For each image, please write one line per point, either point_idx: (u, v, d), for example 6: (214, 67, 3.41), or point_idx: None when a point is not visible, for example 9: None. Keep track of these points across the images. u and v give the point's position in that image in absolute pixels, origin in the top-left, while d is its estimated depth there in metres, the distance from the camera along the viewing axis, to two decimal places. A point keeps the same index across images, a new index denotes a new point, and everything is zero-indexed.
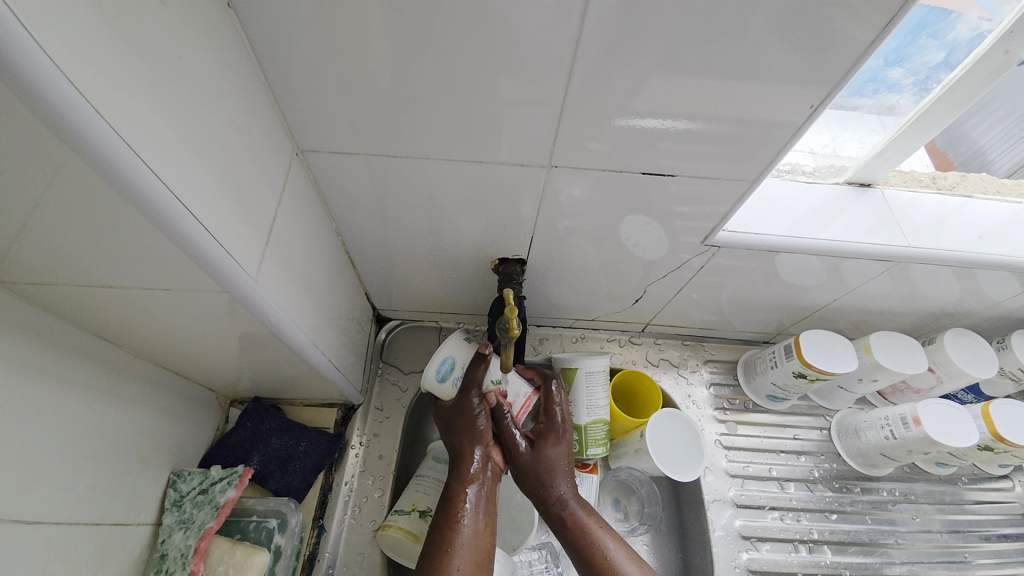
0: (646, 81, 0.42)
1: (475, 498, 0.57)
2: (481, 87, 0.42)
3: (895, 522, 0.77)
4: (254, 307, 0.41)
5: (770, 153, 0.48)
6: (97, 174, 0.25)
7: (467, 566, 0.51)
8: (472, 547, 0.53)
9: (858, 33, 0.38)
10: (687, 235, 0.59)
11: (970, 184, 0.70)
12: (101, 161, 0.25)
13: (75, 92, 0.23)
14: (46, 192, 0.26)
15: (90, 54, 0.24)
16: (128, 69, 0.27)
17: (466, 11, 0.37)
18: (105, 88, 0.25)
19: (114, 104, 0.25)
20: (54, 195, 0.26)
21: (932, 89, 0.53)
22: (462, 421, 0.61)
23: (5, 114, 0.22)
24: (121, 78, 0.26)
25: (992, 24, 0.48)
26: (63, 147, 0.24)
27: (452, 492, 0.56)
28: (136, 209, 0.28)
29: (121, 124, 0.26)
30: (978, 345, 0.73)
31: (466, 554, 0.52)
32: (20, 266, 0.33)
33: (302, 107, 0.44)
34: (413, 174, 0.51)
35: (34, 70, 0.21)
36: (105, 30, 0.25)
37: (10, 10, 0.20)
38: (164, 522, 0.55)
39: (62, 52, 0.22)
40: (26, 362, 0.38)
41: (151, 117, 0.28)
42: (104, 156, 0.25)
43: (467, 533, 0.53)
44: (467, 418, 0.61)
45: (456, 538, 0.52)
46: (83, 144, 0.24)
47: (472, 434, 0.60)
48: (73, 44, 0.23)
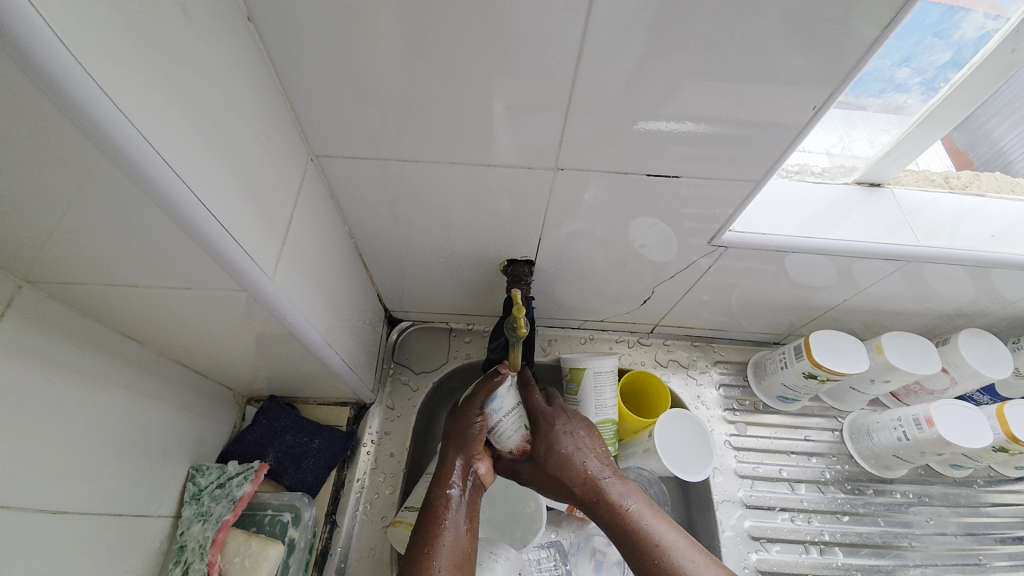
0: (650, 82, 0.42)
1: (457, 502, 0.56)
2: (488, 91, 0.43)
3: (910, 524, 0.76)
4: (271, 306, 0.42)
5: (775, 153, 0.49)
6: (126, 177, 0.27)
7: (446, 570, 0.51)
8: (455, 551, 0.53)
9: (860, 33, 0.38)
10: (694, 235, 0.60)
11: (983, 183, 0.69)
12: (130, 165, 0.27)
13: (107, 102, 0.25)
14: (81, 195, 0.28)
15: (119, 64, 0.26)
16: (156, 80, 0.28)
17: (473, 18, 0.38)
18: (134, 97, 0.27)
19: (141, 112, 0.27)
20: (88, 197, 0.28)
21: (939, 88, 0.54)
22: (456, 427, 0.61)
23: (44, 122, 0.23)
24: (148, 87, 0.28)
25: (998, 23, 0.47)
26: (96, 151, 0.25)
27: (435, 497, 0.57)
28: (163, 211, 0.29)
29: (148, 131, 0.27)
30: (993, 346, 0.72)
31: (446, 559, 0.52)
32: (54, 266, 0.34)
33: (316, 113, 0.46)
34: (423, 176, 0.52)
35: (69, 80, 0.23)
36: (134, 45, 0.27)
37: (51, 27, 0.22)
38: (184, 514, 0.57)
39: (93, 63, 0.24)
40: (56, 358, 0.40)
41: (175, 124, 0.30)
42: (133, 161, 0.27)
43: (447, 538, 0.53)
44: (461, 425, 0.60)
45: (437, 542, 0.53)
46: (113, 148, 0.25)
47: (460, 441, 0.60)
48: (104, 56, 0.25)
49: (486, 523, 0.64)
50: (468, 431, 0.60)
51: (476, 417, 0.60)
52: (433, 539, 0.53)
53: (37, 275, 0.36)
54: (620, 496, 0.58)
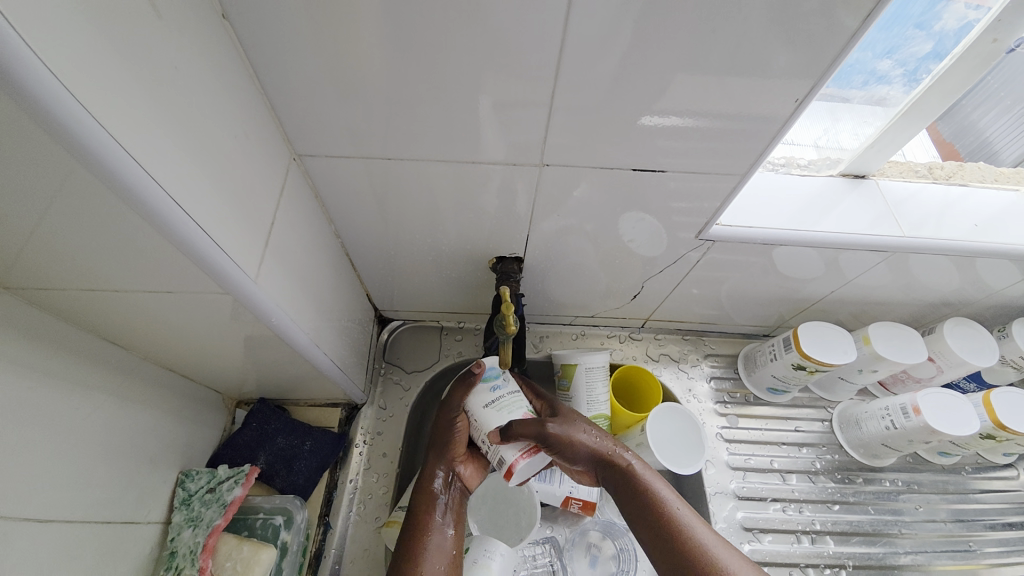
0: (634, 77, 0.42)
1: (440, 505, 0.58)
2: (471, 89, 0.43)
3: (899, 512, 0.77)
4: (256, 308, 0.42)
5: (760, 146, 0.49)
6: (101, 182, 0.26)
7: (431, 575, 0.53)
8: (440, 554, 0.55)
9: (841, 24, 0.38)
10: (682, 229, 0.60)
11: (967, 173, 0.70)
12: (104, 170, 0.26)
13: (78, 105, 0.24)
14: (55, 201, 0.27)
15: (89, 66, 0.25)
16: (129, 82, 0.28)
17: (454, 14, 0.38)
18: (107, 100, 0.26)
19: (114, 115, 0.27)
20: (62, 203, 0.28)
21: (921, 79, 0.54)
22: (435, 433, 0.62)
23: (13, 128, 0.23)
24: (121, 90, 0.27)
25: (979, 13, 0.48)
26: (66, 154, 0.25)
27: (418, 503, 0.58)
28: (140, 216, 0.29)
29: (122, 134, 0.27)
30: (978, 334, 0.73)
31: (430, 564, 0.53)
32: (31, 272, 0.34)
33: (298, 112, 0.45)
34: (409, 175, 0.52)
35: (36, 83, 0.22)
36: (105, 46, 0.26)
37: (17, 31, 0.21)
38: (173, 520, 0.56)
39: (62, 65, 0.23)
40: (37, 365, 0.40)
41: (151, 127, 0.29)
42: (108, 165, 0.26)
43: (432, 544, 0.55)
44: (443, 431, 0.61)
45: (421, 548, 0.54)
46: (84, 152, 0.25)
47: (439, 447, 0.61)
48: (73, 58, 0.24)
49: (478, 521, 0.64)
50: (447, 437, 0.60)
51: (456, 419, 0.60)
52: (418, 545, 0.55)
53: (15, 281, 0.35)
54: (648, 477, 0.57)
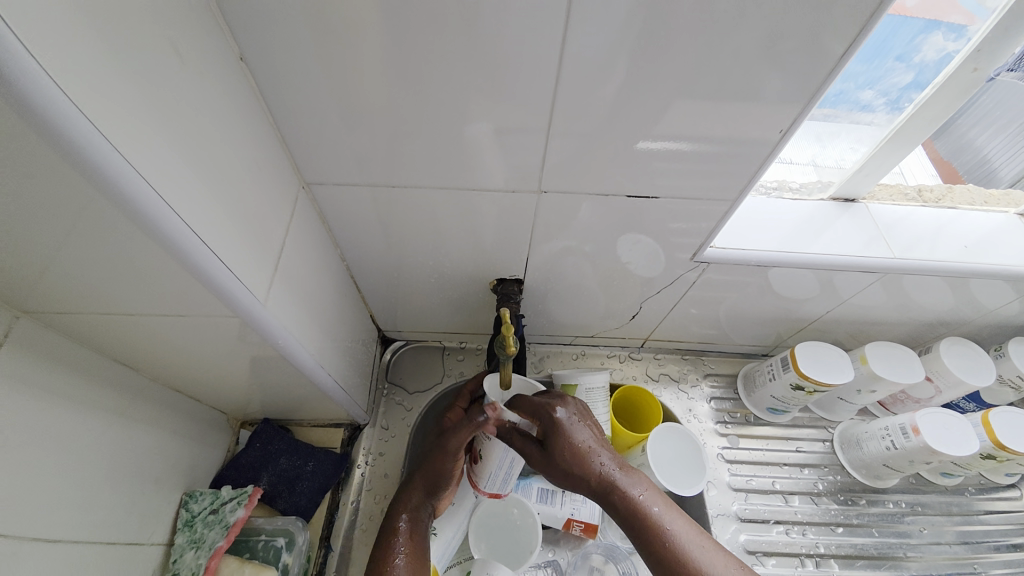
0: (626, 106, 0.45)
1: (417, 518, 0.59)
2: (473, 120, 0.46)
3: (904, 534, 0.76)
4: (262, 331, 0.43)
5: (749, 172, 0.51)
6: (129, 217, 0.29)
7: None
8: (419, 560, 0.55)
9: (820, 61, 0.41)
10: (678, 251, 0.61)
11: (957, 196, 0.72)
12: (132, 206, 0.28)
13: (111, 149, 0.26)
14: (84, 233, 0.29)
15: (123, 112, 0.28)
16: (156, 125, 0.30)
17: (457, 52, 0.40)
18: (137, 143, 0.28)
19: (142, 156, 0.29)
20: (91, 236, 0.30)
21: (904, 107, 0.56)
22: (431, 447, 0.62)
23: (54, 172, 0.25)
24: (147, 133, 0.29)
25: (958, 44, 0.50)
26: (99, 194, 0.27)
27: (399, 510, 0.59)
28: (163, 247, 0.31)
29: (149, 173, 0.29)
30: (974, 353, 0.74)
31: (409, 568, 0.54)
32: (51, 297, 0.36)
33: (307, 143, 0.48)
34: (412, 201, 0.54)
35: (67, 122, 0.24)
36: (135, 94, 0.28)
37: (63, 89, 0.24)
38: (176, 542, 0.56)
39: (89, 105, 0.25)
40: (51, 387, 0.41)
41: (175, 166, 0.32)
42: (136, 202, 0.28)
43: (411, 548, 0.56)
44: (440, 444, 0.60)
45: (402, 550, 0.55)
46: (114, 190, 0.27)
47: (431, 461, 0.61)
48: (109, 108, 0.27)
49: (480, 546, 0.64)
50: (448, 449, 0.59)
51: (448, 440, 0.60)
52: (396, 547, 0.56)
53: (35, 306, 0.37)
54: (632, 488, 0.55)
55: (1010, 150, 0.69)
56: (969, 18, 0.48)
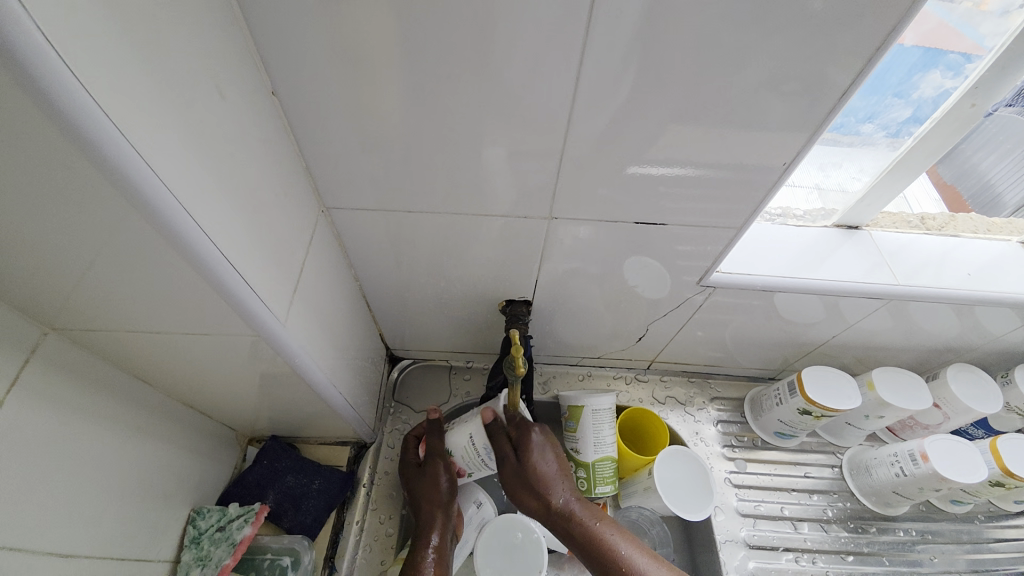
0: (636, 134, 0.46)
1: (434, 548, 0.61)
2: (489, 147, 0.47)
3: (916, 563, 0.74)
4: (279, 348, 0.44)
5: (755, 199, 0.52)
6: (169, 242, 0.30)
7: None
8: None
9: (822, 95, 0.43)
10: (684, 273, 0.62)
11: (959, 224, 0.73)
12: (172, 232, 0.30)
13: (159, 179, 0.28)
14: (126, 255, 0.31)
15: (169, 144, 0.29)
16: (196, 154, 0.32)
17: (475, 85, 0.42)
18: (180, 172, 0.30)
19: (183, 184, 0.31)
20: (131, 257, 0.31)
21: (903, 141, 0.57)
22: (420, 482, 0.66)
23: (105, 200, 0.27)
24: (188, 162, 0.31)
25: (955, 82, 0.51)
26: (143, 220, 0.29)
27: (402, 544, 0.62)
28: (196, 269, 0.33)
29: (189, 200, 0.31)
30: (981, 379, 0.74)
31: None
32: (81, 314, 0.37)
33: (327, 167, 0.49)
34: (426, 223, 0.56)
35: (115, 149, 0.25)
36: (179, 126, 0.30)
37: (119, 126, 0.26)
38: (182, 559, 0.57)
39: (134, 132, 0.27)
40: (73, 402, 0.42)
41: (212, 193, 0.34)
42: (176, 228, 0.30)
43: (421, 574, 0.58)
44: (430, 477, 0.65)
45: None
46: (158, 217, 0.29)
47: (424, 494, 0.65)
48: (156, 140, 0.28)
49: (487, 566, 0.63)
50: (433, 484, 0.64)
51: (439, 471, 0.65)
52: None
53: (64, 322, 0.38)
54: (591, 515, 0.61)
55: (1014, 176, 0.68)
56: (975, 49, 0.49)
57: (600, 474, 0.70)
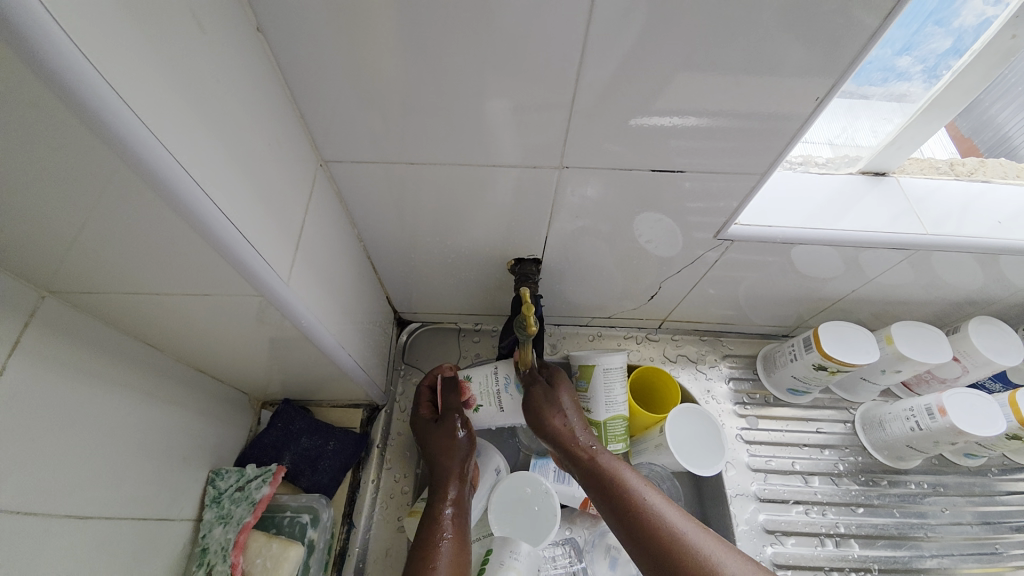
0: (652, 79, 0.43)
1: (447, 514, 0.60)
2: (492, 93, 0.44)
3: (925, 515, 0.75)
4: (286, 311, 0.43)
5: (779, 145, 0.49)
6: (168, 205, 0.29)
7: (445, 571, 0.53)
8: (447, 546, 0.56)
9: (862, 22, 0.38)
10: (699, 230, 0.60)
11: (989, 170, 0.69)
12: (171, 194, 0.29)
13: (153, 139, 0.27)
14: (120, 217, 0.30)
15: (154, 97, 0.27)
16: (184, 107, 0.30)
17: (475, 22, 0.39)
18: (170, 128, 0.29)
19: (175, 141, 0.29)
20: (125, 218, 0.30)
21: (942, 75, 0.53)
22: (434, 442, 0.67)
23: (96, 161, 0.26)
24: (176, 117, 0.29)
25: (997, 9, 0.47)
26: (139, 182, 0.27)
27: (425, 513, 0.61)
28: (197, 232, 0.32)
29: (183, 159, 0.30)
30: (1003, 332, 0.72)
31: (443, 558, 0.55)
32: (76, 276, 0.36)
33: (323, 119, 0.47)
34: (429, 180, 0.53)
35: (92, 92, 0.23)
36: (164, 76, 0.28)
37: (103, 78, 0.24)
38: (204, 517, 0.58)
39: (117, 81, 0.25)
40: (79, 367, 0.41)
41: (207, 151, 0.32)
42: (175, 190, 0.29)
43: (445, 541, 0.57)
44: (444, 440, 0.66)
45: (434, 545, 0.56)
46: (154, 177, 0.27)
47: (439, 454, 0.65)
48: (141, 93, 0.26)
49: (512, 531, 0.64)
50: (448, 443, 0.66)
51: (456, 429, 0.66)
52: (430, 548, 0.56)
53: (60, 285, 0.37)
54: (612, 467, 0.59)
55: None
56: None
57: (611, 432, 0.70)
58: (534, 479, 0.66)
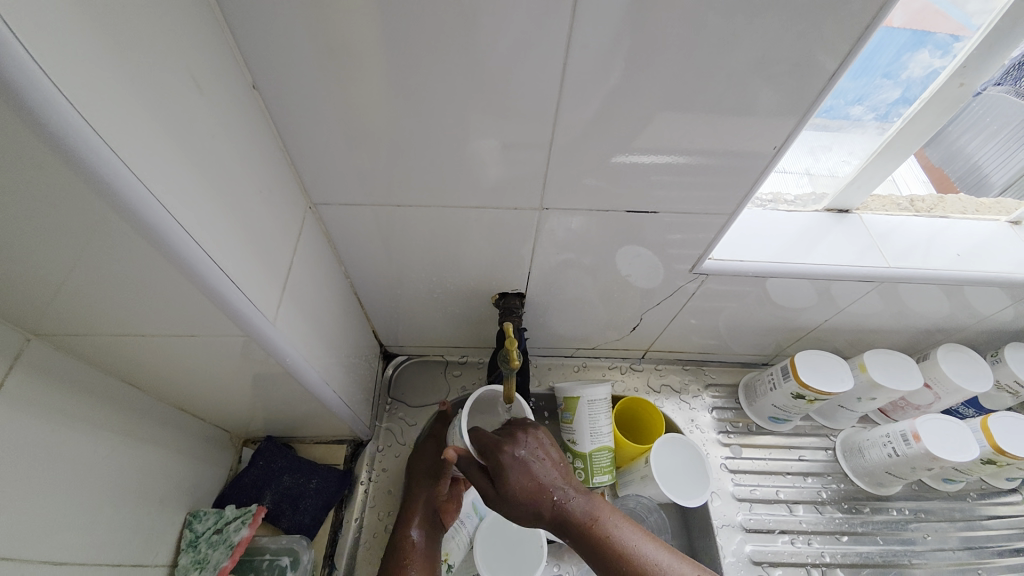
0: (625, 126, 0.46)
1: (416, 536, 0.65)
2: (475, 137, 0.46)
3: (909, 541, 0.76)
4: (270, 348, 0.44)
5: (746, 183, 0.52)
6: (169, 261, 0.31)
7: None
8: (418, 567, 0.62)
9: (812, 76, 0.42)
10: (678, 262, 0.62)
11: (947, 205, 0.73)
12: (173, 252, 0.31)
13: (158, 204, 0.29)
14: (118, 267, 0.31)
15: (157, 162, 0.29)
16: (186, 169, 0.32)
17: (459, 75, 0.42)
18: (173, 190, 0.31)
19: (177, 202, 0.31)
20: (125, 270, 0.31)
21: (893, 121, 0.58)
22: (411, 465, 0.72)
23: (107, 223, 0.28)
24: (179, 179, 0.31)
25: (944, 61, 0.51)
26: (143, 242, 0.29)
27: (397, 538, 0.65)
28: (194, 284, 0.33)
29: (185, 219, 0.32)
30: (971, 358, 0.75)
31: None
32: (61, 319, 0.36)
33: (312, 163, 0.48)
34: (415, 217, 0.55)
35: (104, 165, 0.25)
36: (167, 141, 0.30)
37: (116, 153, 0.26)
38: (180, 563, 0.56)
39: (128, 153, 0.27)
40: (60, 409, 0.41)
41: (208, 207, 0.34)
42: (176, 249, 0.31)
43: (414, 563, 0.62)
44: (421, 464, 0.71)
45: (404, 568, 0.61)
46: (157, 238, 0.29)
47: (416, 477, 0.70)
48: (146, 161, 0.28)
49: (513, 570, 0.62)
50: (425, 468, 0.70)
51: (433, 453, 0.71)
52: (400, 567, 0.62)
53: (43, 329, 0.37)
54: (592, 511, 0.56)
55: (1001, 157, 0.69)
56: (960, 30, 0.50)
57: (598, 464, 0.70)
58: None
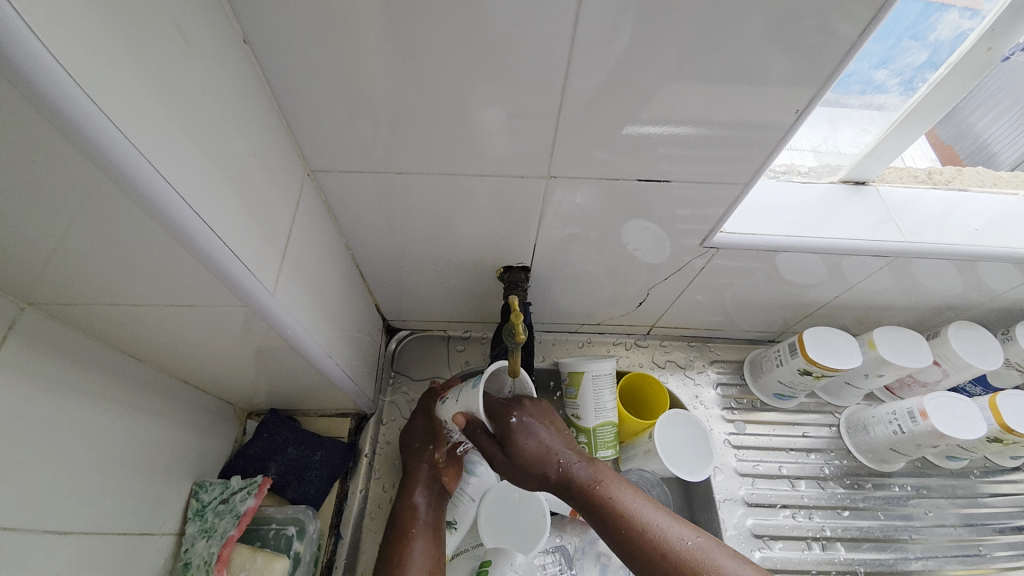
0: (637, 92, 0.44)
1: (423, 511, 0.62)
2: (479, 102, 0.44)
3: (910, 517, 0.76)
4: (272, 322, 0.43)
5: (762, 154, 0.50)
6: (162, 228, 0.30)
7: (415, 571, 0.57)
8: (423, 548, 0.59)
9: (840, 36, 0.39)
10: (687, 237, 0.61)
11: (966, 178, 0.71)
12: (166, 218, 0.29)
13: (150, 167, 0.28)
14: (110, 235, 0.30)
15: (145, 121, 0.28)
16: (175, 131, 0.30)
17: (462, 35, 0.39)
18: (164, 153, 0.29)
19: (168, 167, 0.29)
20: (118, 237, 0.30)
21: (918, 88, 0.55)
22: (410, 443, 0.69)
23: (94, 186, 0.26)
24: (168, 141, 0.30)
25: (973, 22, 0.48)
26: (134, 207, 0.28)
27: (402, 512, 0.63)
28: (190, 253, 0.32)
29: (177, 184, 0.30)
30: (981, 335, 0.74)
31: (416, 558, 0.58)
32: (54, 288, 0.35)
33: (310, 128, 0.47)
34: (418, 188, 0.53)
35: (87, 122, 0.24)
36: (154, 100, 0.29)
37: (101, 110, 0.25)
38: (187, 531, 0.57)
39: (114, 111, 0.25)
40: (59, 380, 0.41)
41: (201, 173, 0.33)
42: (170, 215, 0.29)
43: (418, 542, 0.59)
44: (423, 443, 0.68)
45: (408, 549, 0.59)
46: (149, 204, 0.28)
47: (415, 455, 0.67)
48: (133, 120, 0.27)
49: (516, 545, 0.63)
50: (423, 446, 0.67)
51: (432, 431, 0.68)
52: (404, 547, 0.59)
53: (37, 297, 0.36)
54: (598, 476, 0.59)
55: (1011, 134, 0.68)
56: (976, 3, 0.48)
57: (601, 439, 0.70)
58: (521, 487, 0.66)
